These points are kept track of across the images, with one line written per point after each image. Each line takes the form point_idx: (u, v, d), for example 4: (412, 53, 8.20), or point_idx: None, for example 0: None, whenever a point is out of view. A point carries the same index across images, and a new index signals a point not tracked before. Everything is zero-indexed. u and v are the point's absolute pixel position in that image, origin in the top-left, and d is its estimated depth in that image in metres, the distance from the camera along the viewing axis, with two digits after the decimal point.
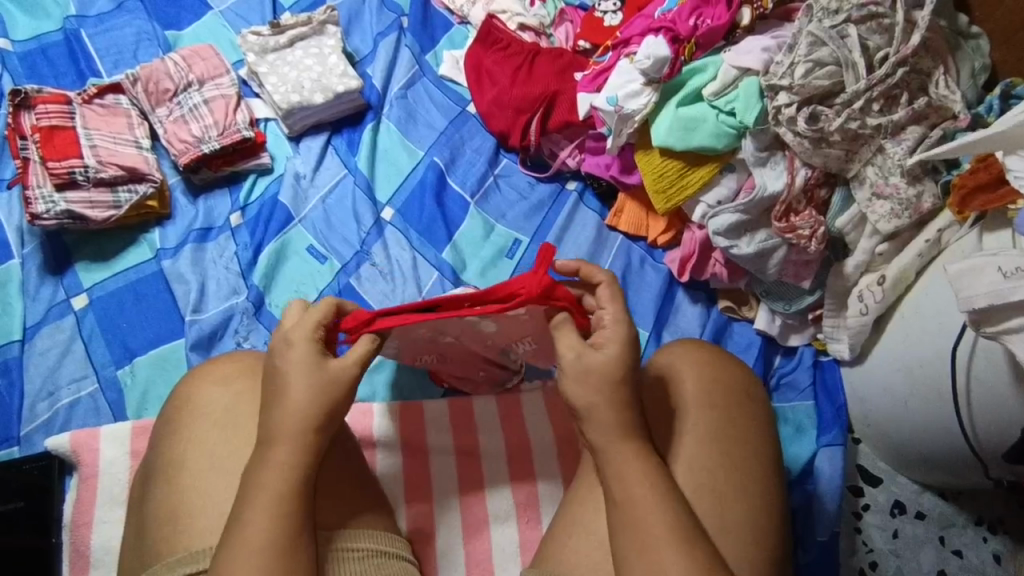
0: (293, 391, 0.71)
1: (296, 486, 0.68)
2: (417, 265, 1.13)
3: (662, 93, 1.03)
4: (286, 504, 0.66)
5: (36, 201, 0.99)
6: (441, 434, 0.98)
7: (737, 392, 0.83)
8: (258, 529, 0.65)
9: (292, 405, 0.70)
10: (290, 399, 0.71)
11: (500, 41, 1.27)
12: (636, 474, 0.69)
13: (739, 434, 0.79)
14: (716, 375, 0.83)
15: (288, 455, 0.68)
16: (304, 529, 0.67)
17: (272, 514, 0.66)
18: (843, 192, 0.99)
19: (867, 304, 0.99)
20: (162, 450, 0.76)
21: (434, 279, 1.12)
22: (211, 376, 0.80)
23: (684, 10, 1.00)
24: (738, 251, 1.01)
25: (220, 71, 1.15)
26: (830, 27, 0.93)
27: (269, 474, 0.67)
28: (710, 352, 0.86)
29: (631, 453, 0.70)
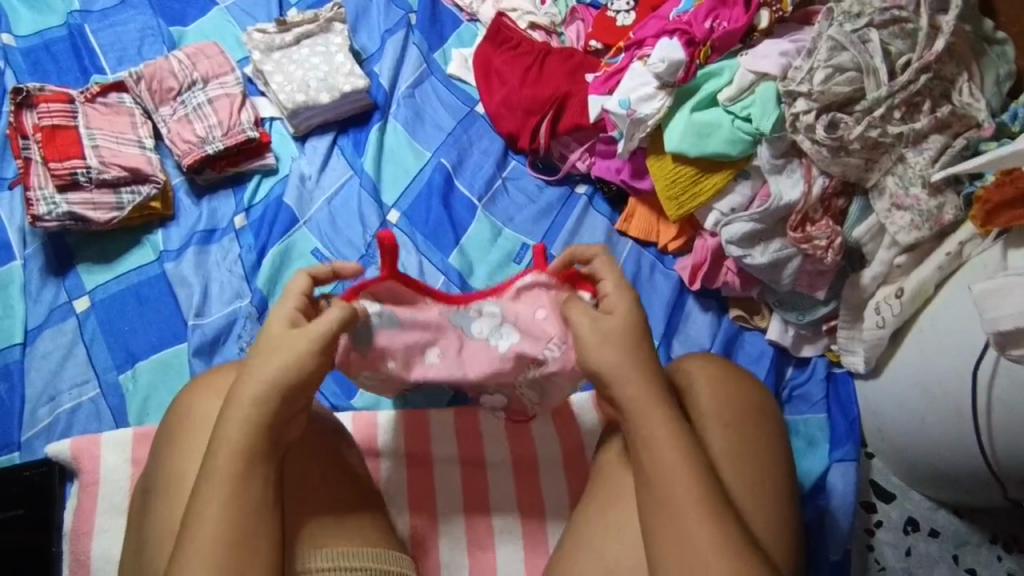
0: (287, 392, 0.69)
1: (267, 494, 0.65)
2: (423, 269, 1.11)
3: (676, 97, 1.00)
4: (238, 489, 0.64)
5: (37, 203, 0.97)
6: (447, 444, 0.96)
7: (752, 410, 0.81)
8: (210, 520, 0.63)
9: (257, 385, 0.67)
10: (257, 379, 0.67)
11: (510, 40, 1.24)
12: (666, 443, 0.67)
13: (753, 451, 0.77)
14: (728, 390, 0.81)
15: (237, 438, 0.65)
16: (259, 515, 0.64)
17: (223, 501, 0.64)
18: (861, 201, 0.97)
19: (885, 317, 0.97)
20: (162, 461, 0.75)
21: (440, 283, 1.11)
22: (211, 387, 0.79)
23: (700, 12, 0.97)
24: (752, 260, 1.00)
25: (225, 69, 1.13)
26: (851, 31, 0.90)
27: (219, 456, 0.65)
28: (720, 365, 0.84)
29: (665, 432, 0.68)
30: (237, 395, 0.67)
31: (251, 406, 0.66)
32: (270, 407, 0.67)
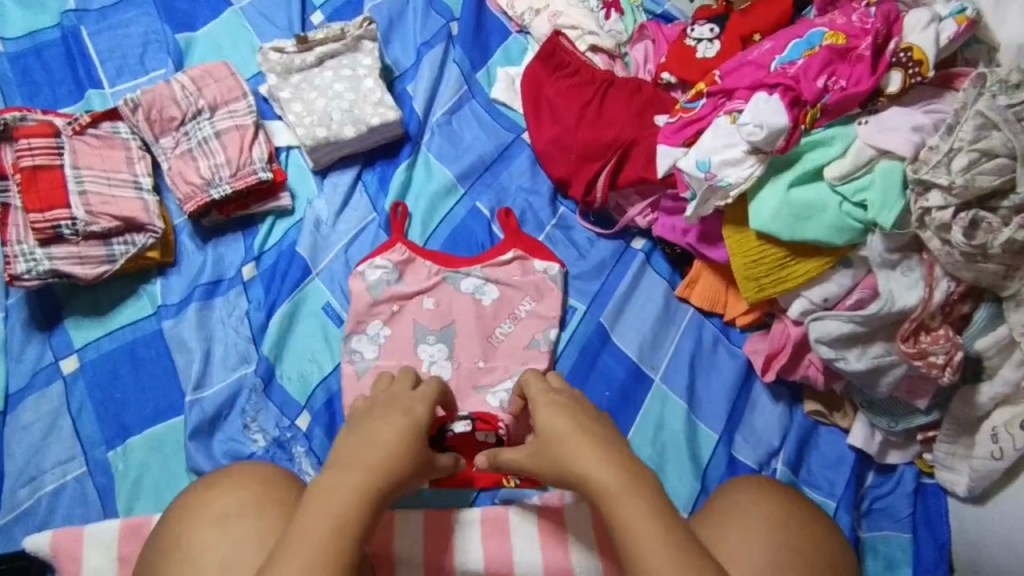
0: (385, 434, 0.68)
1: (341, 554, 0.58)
2: (452, 335, 0.95)
3: (769, 166, 0.83)
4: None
5: (15, 259, 0.86)
6: (472, 551, 0.84)
7: (792, 513, 0.80)
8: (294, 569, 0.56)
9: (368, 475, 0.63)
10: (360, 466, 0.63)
11: (566, 65, 1.06)
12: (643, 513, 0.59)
13: (804, 530, 0.79)
14: (764, 497, 0.81)
15: (331, 521, 0.59)
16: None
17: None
18: (990, 308, 0.80)
19: (1002, 449, 0.82)
20: (177, 531, 0.73)
21: (464, 346, 0.95)
22: (237, 484, 0.76)
23: (812, 65, 0.79)
24: (845, 365, 0.84)
25: (235, 94, 0.99)
26: (1006, 105, 0.71)
27: (310, 533, 0.58)
28: (756, 488, 0.83)
29: (636, 513, 0.59)
30: (338, 481, 0.62)
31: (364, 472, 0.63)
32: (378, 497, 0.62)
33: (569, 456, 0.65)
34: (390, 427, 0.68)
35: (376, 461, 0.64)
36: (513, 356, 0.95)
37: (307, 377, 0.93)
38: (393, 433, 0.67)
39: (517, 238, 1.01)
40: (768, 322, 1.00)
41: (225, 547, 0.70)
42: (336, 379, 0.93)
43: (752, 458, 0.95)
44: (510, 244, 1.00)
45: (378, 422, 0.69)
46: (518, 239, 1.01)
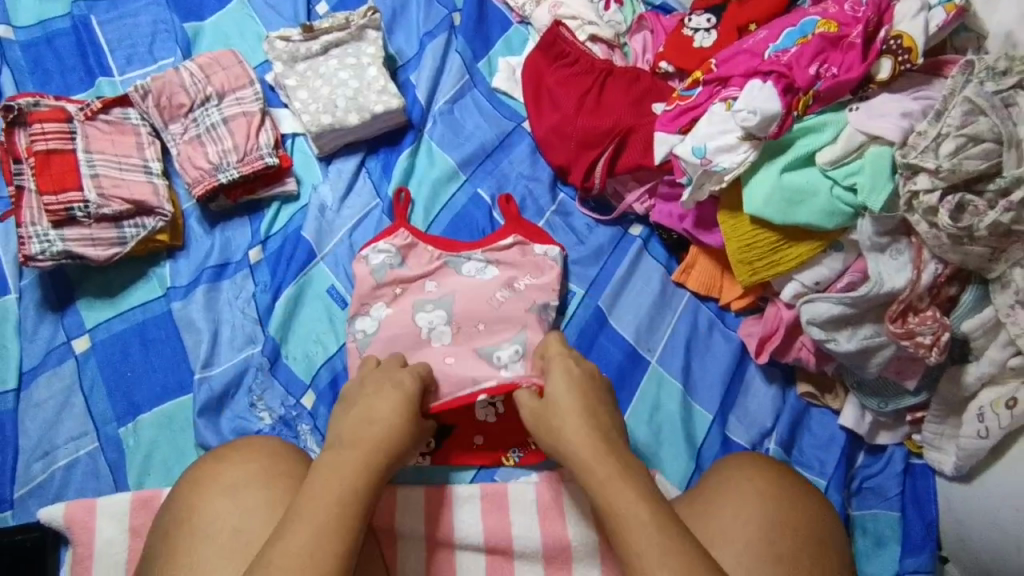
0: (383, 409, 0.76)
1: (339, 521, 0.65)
2: (450, 303, 0.96)
3: (764, 151, 0.85)
4: (332, 543, 0.64)
5: (30, 240, 0.89)
6: (471, 525, 0.86)
7: (786, 490, 0.82)
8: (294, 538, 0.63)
9: (369, 448, 0.72)
10: (364, 439, 0.73)
11: (566, 55, 1.08)
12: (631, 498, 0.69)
13: (797, 506, 0.81)
14: (759, 474, 0.83)
15: (338, 490, 0.67)
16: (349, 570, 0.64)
17: (308, 555, 0.62)
18: (977, 291, 0.82)
19: (988, 427, 0.84)
20: (189, 501, 0.75)
21: (464, 313, 0.95)
22: (248, 457, 0.78)
23: (805, 53, 0.81)
24: (836, 346, 0.87)
25: (242, 82, 1.02)
26: (992, 92, 0.74)
27: (318, 499, 0.66)
28: (751, 466, 0.85)
29: (619, 492, 0.69)
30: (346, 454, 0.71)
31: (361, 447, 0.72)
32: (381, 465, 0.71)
33: (567, 435, 0.75)
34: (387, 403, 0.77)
35: (377, 435, 0.73)
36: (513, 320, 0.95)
37: (313, 357, 0.95)
38: (390, 409, 0.76)
39: (518, 224, 1.02)
40: (761, 307, 1.02)
41: (236, 515, 0.74)
42: (341, 360, 0.95)
43: (745, 438, 0.98)
44: (512, 229, 1.01)
45: (373, 395, 0.78)
46: (519, 225, 1.02)
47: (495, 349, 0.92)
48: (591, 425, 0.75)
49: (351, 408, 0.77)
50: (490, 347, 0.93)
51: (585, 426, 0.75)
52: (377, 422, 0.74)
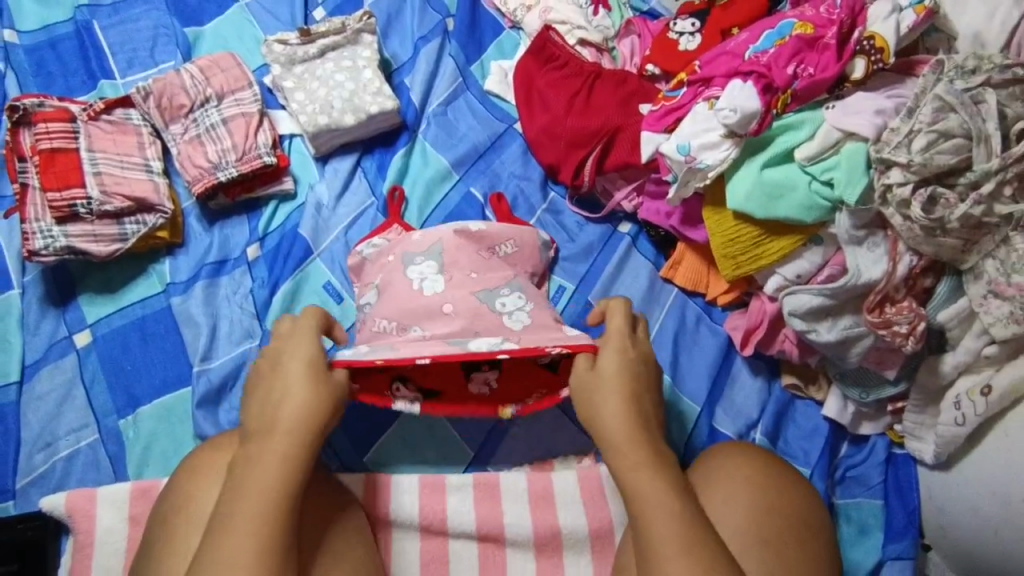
0: (292, 391, 0.76)
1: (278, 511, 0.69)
2: (440, 253, 0.92)
3: (744, 148, 0.88)
4: (268, 534, 0.67)
5: (34, 236, 0.92)
6: (464, 514, 0.88)
7: (774, 479, 0.83)
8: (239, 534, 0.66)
9: (290, 430, 0.73)
10: (284, 420, 0.74)
11: (556, 57, 1.12)
12: (659, 491, 0.72)
13: (785, 492, 0.83)
14: (748, 461, 0.85)
15: (272, 482, 0.70)
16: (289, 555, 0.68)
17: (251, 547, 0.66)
18: (951, 282, 0.85)
19: (965, 414, 0.85)
20: (183, 487, 0.78)
21: (454, 260, 0.92)
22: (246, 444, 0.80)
23: (783, 54, 0.85)
24: (817, 336, 0.89)
25: (241, 84, 1.05)
26: (962, 90, 0.77)
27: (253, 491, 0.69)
28: (745, 454, 0.86)
29: (648, 485, 0.72)
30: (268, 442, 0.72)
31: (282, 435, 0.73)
32: (305, 445, 0.73)
33: (601, 416, 0.77)
34: (298, 383, 0.76)
35: (291, 417, 0.74)
36: (503, 269, 0.94)
37: None
38: (295, 389, 0.76)
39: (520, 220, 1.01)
40: (746, 301, 1.05)
41: None
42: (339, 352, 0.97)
43: (732, 429, 1.00)
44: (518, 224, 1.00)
45: (281, 367, 0.78)
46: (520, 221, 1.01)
47: (495, 297, 0.91)
48: (636, 409, 0.77)
49: (271, 383, 0.77)
50: (489, 293, 0.91)
51: (624, 410, 0.77)
52: (294, 400, 0.75)
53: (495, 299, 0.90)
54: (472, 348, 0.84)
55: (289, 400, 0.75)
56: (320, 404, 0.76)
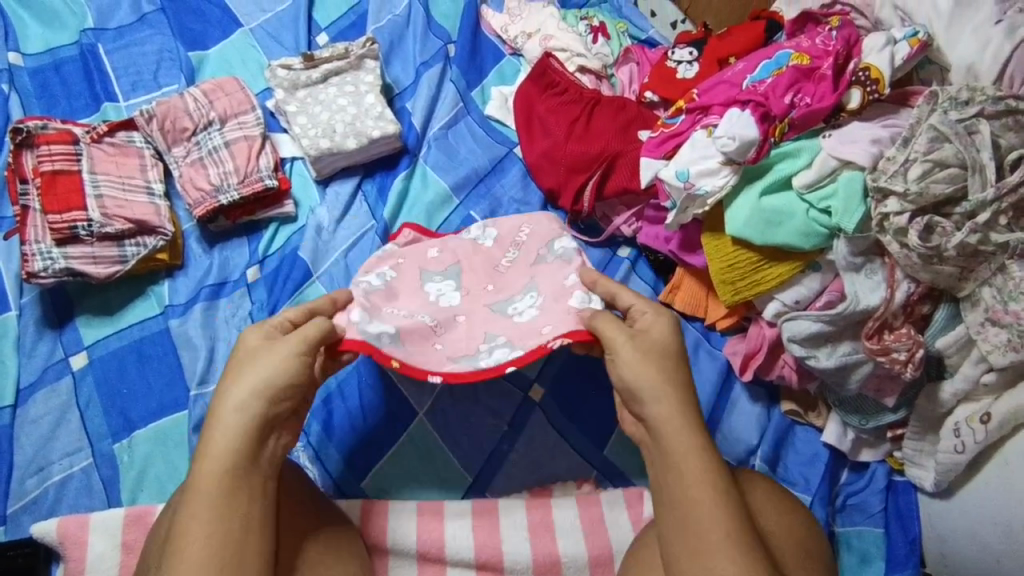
0: (258, 359, 0.70)
1: (234, 479, 0.65)
2: (458, 273, 0.90)
3: (743, 176, 0.89)
4: (232, 513, 0.64)
5: (33, 258, 0.92)
6: (462, 541, 0.87)
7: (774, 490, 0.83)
8: (204, 508, 0.63)
9: (236, 405, 0.67)
10: (248, 381, 0.68)
11: (556, 84, 1.13)
12: (694, 470, 0.67)
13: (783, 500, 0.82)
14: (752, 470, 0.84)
15: (227, 454, 0.66)
16: (251, 541, 0.64)
17: (214, 521, 0.63)
18: (949, 309, 0.86)
19: (965, 442, 0.85)
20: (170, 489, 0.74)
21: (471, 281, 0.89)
22: None
23: (780, 84, 0.86)
24: (816, 363, 0.90)
25: (244, 108, 1.06)
26: (957, 120, 0.77)
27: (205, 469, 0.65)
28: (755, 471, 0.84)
29: (697, 470, 0.67)
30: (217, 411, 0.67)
31: (238, 411, 0.67)
32: (253, 412, 0.67)
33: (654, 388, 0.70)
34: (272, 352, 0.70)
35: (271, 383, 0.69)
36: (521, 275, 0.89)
37: None
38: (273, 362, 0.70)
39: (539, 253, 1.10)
40: (745, 327, 1.05)
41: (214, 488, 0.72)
42: None
43: (732, 456, 0.99)
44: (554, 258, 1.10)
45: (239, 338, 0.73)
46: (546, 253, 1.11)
47: (508, 303, 0.86)
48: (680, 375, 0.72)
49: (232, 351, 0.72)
50: (503, 302, 0.86)
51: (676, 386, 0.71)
52: (254, 364, 0.70)
53: (508, 306, 0.85)
54: (480, 365, 0.78)
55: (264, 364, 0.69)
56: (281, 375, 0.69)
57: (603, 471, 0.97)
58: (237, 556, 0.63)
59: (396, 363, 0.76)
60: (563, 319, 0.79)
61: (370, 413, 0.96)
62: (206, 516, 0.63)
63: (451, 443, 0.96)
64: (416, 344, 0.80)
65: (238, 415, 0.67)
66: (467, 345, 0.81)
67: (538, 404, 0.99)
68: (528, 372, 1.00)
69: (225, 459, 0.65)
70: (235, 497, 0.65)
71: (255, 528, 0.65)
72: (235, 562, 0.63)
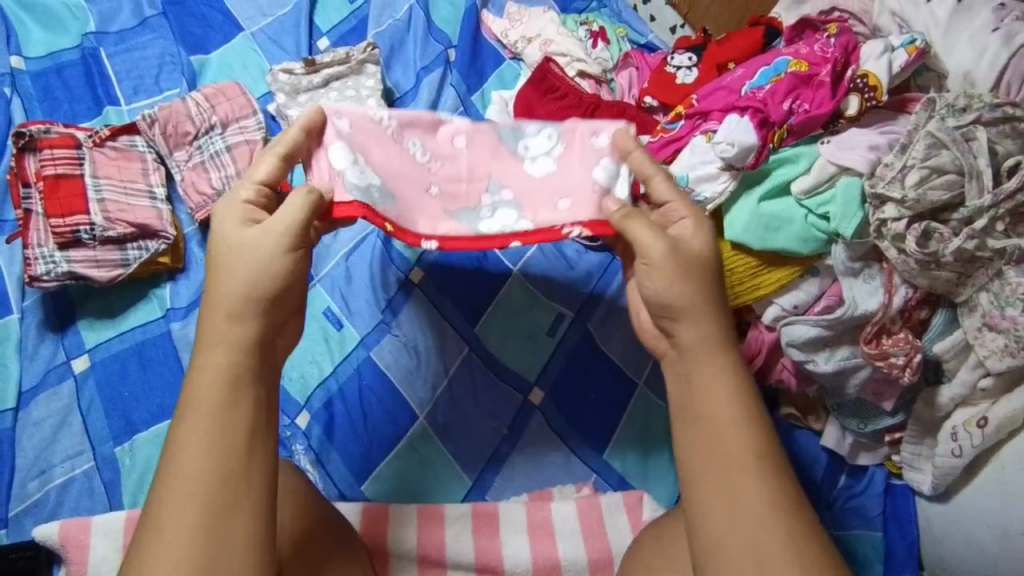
0: (238, 267, 0.66)
1: (229, 393, 0.63)
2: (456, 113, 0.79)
3: (741, 181, 0.90)
4: (228, 429, 0.62)
5: (36, 261, 0.93)
6: (463, 544, 0.88)
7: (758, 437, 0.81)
8: (200, 423, 0.62)
9: (227, 315, 0.65)
10: (232, 292, 0.66)
11: (556, 88, 1.13)
12: (721, 390, 0.67)
13: None
14: None
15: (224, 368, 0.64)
16: (252, 462, 0.62)
17: (212, 435, 0.62)
18: (946, 314, 0.86)
19: (961, 446, 0.86)
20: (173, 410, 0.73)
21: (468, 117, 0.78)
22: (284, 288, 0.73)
23: (779, 90, 0.87)
24: (814, 366, 0.91)
25: (246, 112, 1.06)
26: (954, 127, 0.78)
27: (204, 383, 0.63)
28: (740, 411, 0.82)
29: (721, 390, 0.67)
30: (205, 328, 0.66)
31: (230, 324, 0.65)
32: (242, 325, 0.65)
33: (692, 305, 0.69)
34: (254, 251, 0.67)
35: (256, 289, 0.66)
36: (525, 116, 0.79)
37: (308, 378, 0.97)
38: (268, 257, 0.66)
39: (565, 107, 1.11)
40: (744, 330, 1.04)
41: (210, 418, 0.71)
42: (356, 355, 0.99)
43: None
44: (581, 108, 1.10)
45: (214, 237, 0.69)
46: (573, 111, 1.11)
47: (519, 138, 0.77)
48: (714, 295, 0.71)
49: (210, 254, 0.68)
50: (512, 134, 0.77)
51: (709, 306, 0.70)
52: (241, 266, 0.66)
53: (518, 140, 0.77)
54: (483, 230, 0.77)
55: (246, 268, 0.66)
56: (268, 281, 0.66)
57: (602, 474, 0.98)
58: (239, 478, 0.61)
59: (390, 226, 0.73)
60: (582, 198, 0.76)
61: (370, 415, 0.96)
62: (205, 428, 0.62)
63: (452, 445, 0.96)
64: (407, 192, 0.76)
65: (231, 327, 0.65)
66: (470, 195, 0.78)
67: (538, 407, 1.00)
68: (528, 376, 1.01)
69: (222, 373, 0.64)
70: (235, 410, 0.63)
71: (255, 445, 0.63)
72: (237, 483, 0.61)
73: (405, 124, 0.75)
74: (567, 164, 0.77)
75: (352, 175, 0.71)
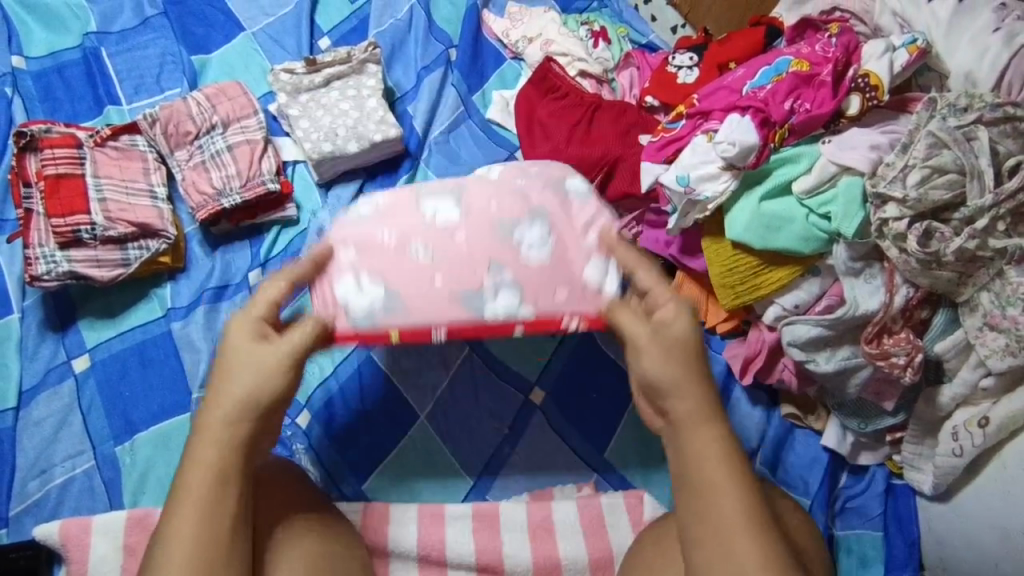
0: (238, 370, 0.69)
1: (218, 486, 0.65)
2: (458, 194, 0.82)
3: (742, 181, 0.90)
4: (214, 519, 0.64)
5: (37, 261, 0.93)
6: (464, 544, 0.87)
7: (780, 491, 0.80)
8: (187, 514, 0.64)
9: (224, 412, 0.67)
10: (233, 391, 0.68)
11: (557, 88, 1.13)
12: (712, 463, 0.67)
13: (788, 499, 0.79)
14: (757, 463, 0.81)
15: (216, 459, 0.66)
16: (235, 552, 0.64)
17: (195, 529, 0.63)
18: (947, 314, 0.86)
19: (963, 446, 0.86)
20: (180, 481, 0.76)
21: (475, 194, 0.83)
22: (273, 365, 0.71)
23: (780, 90, 0.87)
24: (815, 366, 0.91)
25: (247, 111, 1.06)
26: (955, 126, 0.78)
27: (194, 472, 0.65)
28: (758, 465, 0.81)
29: (711, 467, 0.67)
30: (203, 422, 0.68)
31: (224, 424, 0.67)
32: (242, 423, 0.68)
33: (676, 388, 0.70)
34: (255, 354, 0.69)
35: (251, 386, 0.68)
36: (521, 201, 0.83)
37: (308, 379, 0.97)
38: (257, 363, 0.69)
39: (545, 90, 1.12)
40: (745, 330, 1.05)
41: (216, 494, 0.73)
42: (356, 356, 0.99)
43: None
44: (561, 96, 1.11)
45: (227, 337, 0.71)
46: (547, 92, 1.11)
47: (514, 230, 0.80)
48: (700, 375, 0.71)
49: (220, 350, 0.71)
50: (508, 224, 0.81)
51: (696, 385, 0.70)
52: (239, 369, 0.69)
53: (514, 231, 0.81)
54: (487, 315, 0.78)
55: (246, 370, 0.69)
56: (270, 383, 0.69)
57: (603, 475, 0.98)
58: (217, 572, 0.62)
59: (394, 335, 0.78)
60: (577, 290, 0.79)
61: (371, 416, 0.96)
62: (191, 521, 0.63)
63: (453, 445, 0.97)
64: (414, 298, 0.78)
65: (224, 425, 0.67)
66: (472, 274, 0.78)
67: (539, 407, 1.00)
68: (529, 376, 1.01)
69: (210, 469, 0.66)
70: (220, 502, 0.65)
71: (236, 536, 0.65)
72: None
73: (405, 234, 0.80)
74: (561, 254, 0.80)
75: (356, 299, 0.78)
